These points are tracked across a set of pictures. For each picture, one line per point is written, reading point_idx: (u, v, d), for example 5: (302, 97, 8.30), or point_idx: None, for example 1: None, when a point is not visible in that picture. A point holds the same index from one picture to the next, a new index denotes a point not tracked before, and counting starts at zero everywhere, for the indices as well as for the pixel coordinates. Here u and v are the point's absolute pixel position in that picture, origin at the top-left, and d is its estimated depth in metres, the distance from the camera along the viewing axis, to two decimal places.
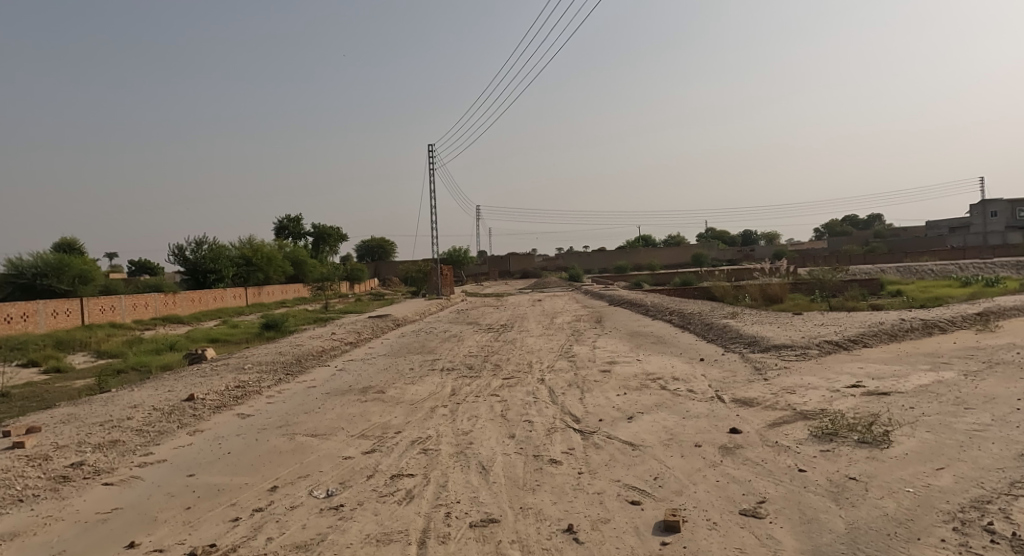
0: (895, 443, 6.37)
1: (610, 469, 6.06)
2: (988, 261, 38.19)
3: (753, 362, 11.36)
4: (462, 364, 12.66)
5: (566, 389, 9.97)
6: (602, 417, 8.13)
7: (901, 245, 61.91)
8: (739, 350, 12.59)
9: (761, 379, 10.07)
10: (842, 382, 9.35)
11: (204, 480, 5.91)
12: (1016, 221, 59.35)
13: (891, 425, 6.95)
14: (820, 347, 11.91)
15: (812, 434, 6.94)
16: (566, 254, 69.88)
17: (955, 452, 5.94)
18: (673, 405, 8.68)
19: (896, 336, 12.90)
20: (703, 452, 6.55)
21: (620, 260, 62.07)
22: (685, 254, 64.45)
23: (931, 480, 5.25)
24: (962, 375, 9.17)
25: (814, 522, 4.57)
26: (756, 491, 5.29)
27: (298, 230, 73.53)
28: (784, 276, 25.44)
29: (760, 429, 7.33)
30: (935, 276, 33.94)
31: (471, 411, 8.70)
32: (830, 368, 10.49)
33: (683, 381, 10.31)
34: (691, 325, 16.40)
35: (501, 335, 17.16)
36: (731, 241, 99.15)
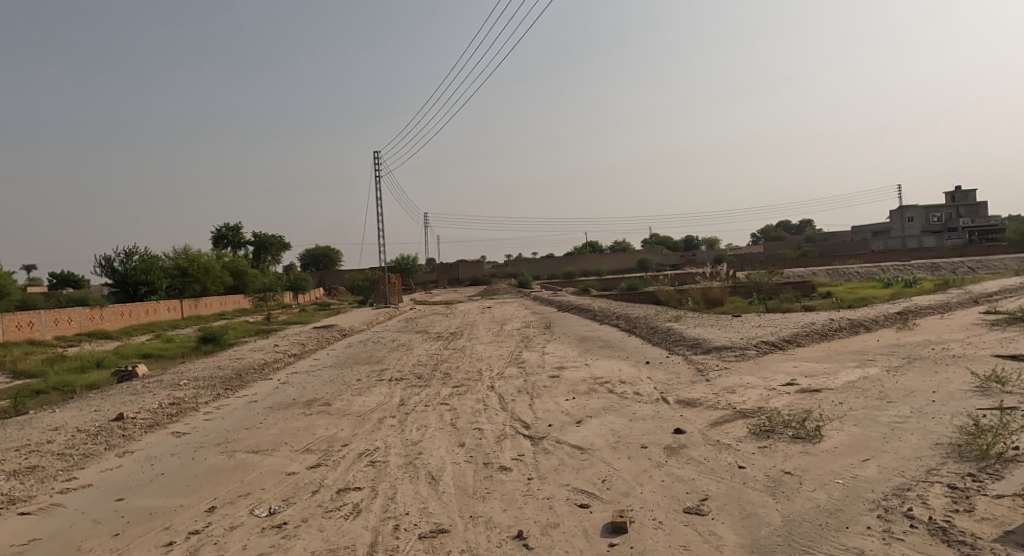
0: (825, 437, 6.72)
1: (560, 473, 6.12)
2: (908, 263, 40.91)
3: (696, 363, 11.74)
4: (411, 373, 12.50)
5: (516, 395, 10.01)
6: (551, 422, 8.22)
7: (830, 248, 65.60)
8: (682, 352, 12.99)
9: (703, 380, 10.42)
10: (778, 381, 9.81)
11: (134, 504, 5.59)
12: (930, 227, 64.25)
13: (822, 420, 7.34)
14: (758, 347, 12.44)
15: (750, 431, 7.24)
16: (514, 260, 70.15)
17: (880, 444, 6.33)
18: (620, 408, 8.87)
19: (826, 335, 13.64)
20: (649, 452, 6.72)
21: (568, 266, 62.89)
22: (631, 259, 65.90)
23: (858, 471, 5.58)
24: (885, 371, 9.79)
25: (752, 516, 4.76)
26: (699, 489, 5.46)
27: (237, 240, 70.81)
28: (724, 281, 26.44)
29: (703, 428, 7.58)
30: (860, 278, 36.15)
31: (420, 421, 8.60)
32: (766, 367, 10.98)
33: (629, 384, 10.54)
34: (638, 329, 16.79)
35: (450, 343, 17.07)
36: (674, 246, 102.11)
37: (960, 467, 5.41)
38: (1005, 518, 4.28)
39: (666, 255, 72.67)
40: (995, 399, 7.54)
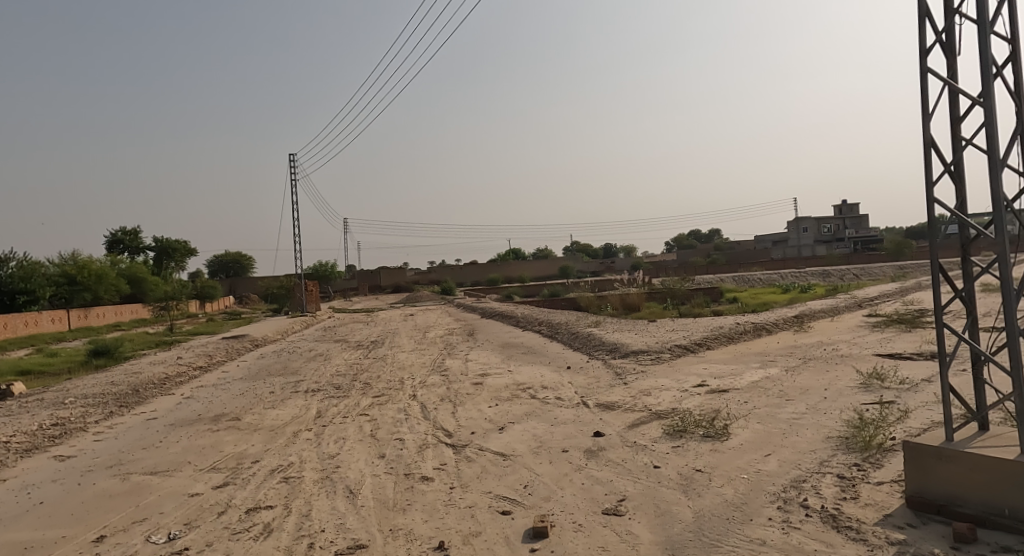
0: (732, 435, 7.13)
1: (482, 481, 6.10)
2: (803, 271, 44.34)
3: (614, 368, 12.11)
4: (329, 384, 12.06)
5: (438, 404, 9.89)
6: (474, 430, 8.19)
7: (736, 256, 70.06)
8: (602, 356, 13.38)
9: (621, 384, 10.77)
10: (690, 382, 10.31)
11: (6, 539, 5.00)
12: (821, 237, 70.05)
13: (729, 419, 7.79)
14: (671, 351, 13.03)
15: (665, 431, 7.55)
16: (437, 267, 69.51)
17: (779, 439, 6.79)
18: (541, 414, 8.99)
19: (733, 338, 14.51)
20: (569, 456, 6.84)
21: (491, 273, 63.12)
22: (553, 266, 67.09)
23: (761, 466, 5.95)
24: (784, 371, 10.54)
25: (666, 514, 4.95)
26: (617, 490, 5.62)
27: (135, 244, 65.49)
28: (641, 287, 27.53)
29: (621, 430, 7.82)
30: (762, 284, 38.80)
31: (338, 433, 8.31)
32: (679, 370, 11.51)
33: (551, 389, 10.71)
34: (559, 335, 17.10)
35: (371, 352, 16.63)
36: (593, 253, 105.13)
37: (848, 458, 5.90)
38: (885, 503, 4.72)
39: (586, 262, 74.58)
40: (876, 394, 8.31)
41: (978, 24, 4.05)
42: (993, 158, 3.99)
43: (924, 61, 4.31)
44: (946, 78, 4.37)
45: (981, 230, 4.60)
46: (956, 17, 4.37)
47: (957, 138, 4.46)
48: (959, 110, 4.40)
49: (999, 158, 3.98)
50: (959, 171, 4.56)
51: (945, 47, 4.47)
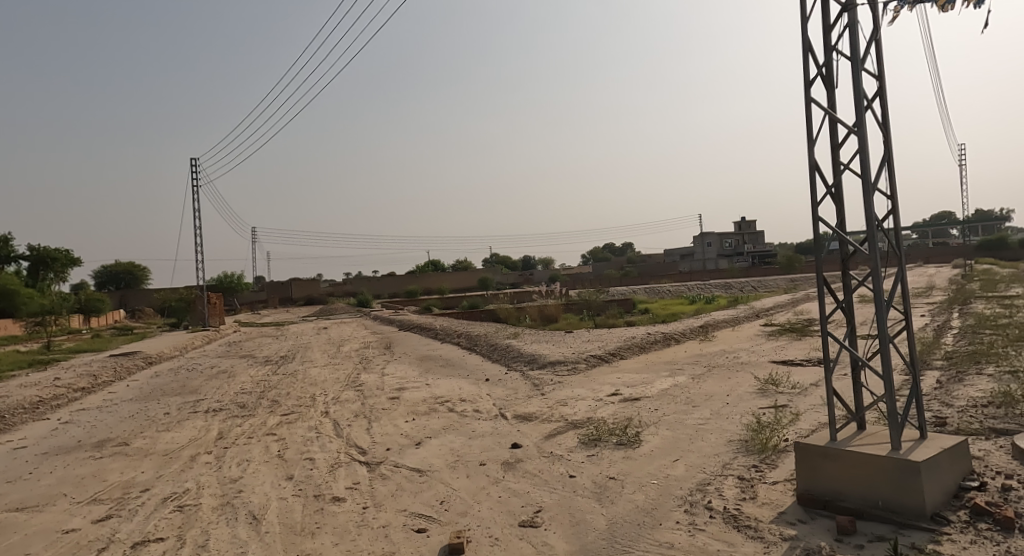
0: (643, 442, 7.39)
1: (397, 499, 5.93)
2: (708, 282, 47.21)
3: (532, 379, 12.25)
4: (233, 403, 11.33)
5: (351, 420, 9.55)
6: (389, 446, 7.97)
7: (647, 268, 73.21)
8: (520, 368, 13.48)
9: (539, 394, 10.90)
10: (604, 392, 10.61)
11: None
12: (724, 252, 74.90)
13: (640, 426, 8.08)
14: (587, 361, 13.36)
15: (580, 441, 7.70)
16: (354, 278, 67.50)
17: (686, 445, 7.11)
18: (459, 427, 8.90)
19: (644, 348, 15.12)
20: (487, 469, 6.81)
21: (410, 284, 62.19)
22: (472, 278, 67.09)
23: (669, 471, 6.20)
24: (691, 379, 11.10)
25: (581, 523, 5.04)
26: (533, 502, 5.64)
27: (5, 252, 58.61)
28: (558, 299, 28.11)
29: (538, 441, 7.90)
30: (671, 296, 40.84)
31: (242, 455, 7.80)
32: (595, 379, 11.82)
33: (469, 402, 10.63)
34: (478, 347, 17.07)
35: (280, 367, 15.82)
36: (513, 265, 106.16)
37: (747, 460, 6.28)
38: (778, 501, 5.05)
39: (505, 274, 75.09)
40: (772, 398, 8.94)
41: (852, 61, 4.49)
42: (866, 181, 4.42)
43: (808, 91, 4.73)
44: (827, 109, 4.81)
45: (857, 247, 5.07)
46: (833, 54, 4.83)
47: (836, 162, 4.92)
48: (838, 138, 4.85)
49: (871, 182, 4.42)
50: (839, 193, 5.02)
51: (826, 80, 4.92)
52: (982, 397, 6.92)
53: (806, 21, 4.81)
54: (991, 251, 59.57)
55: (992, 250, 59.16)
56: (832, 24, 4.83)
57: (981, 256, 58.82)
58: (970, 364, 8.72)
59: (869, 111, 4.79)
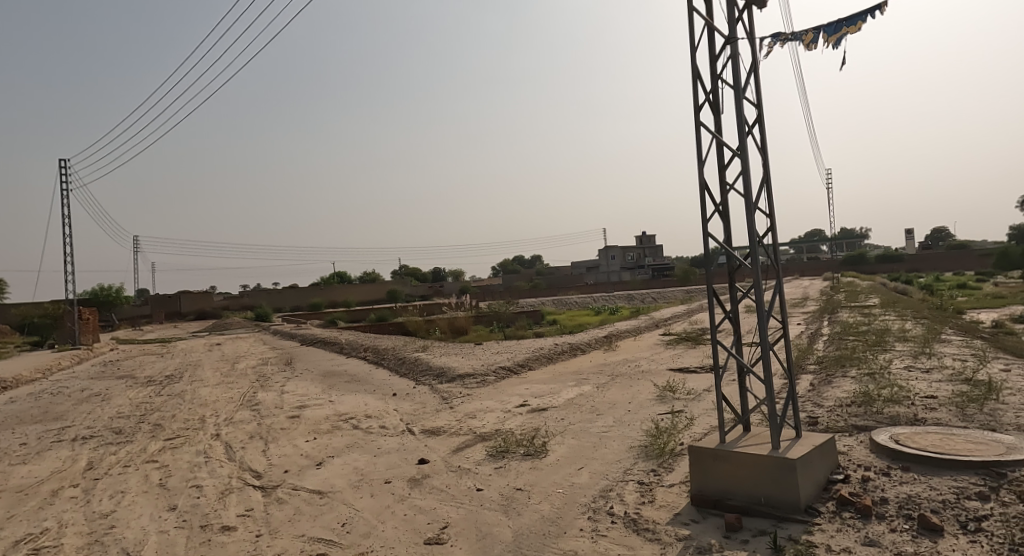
0: (549, 451, 7.52)
1: (294, 523, 5.61)
2: (612, 294, 49.15)
3: (441, 392, 12.11)
4: (107, 428, 10.25)
5: (246, 442, 8.94)
6: (288, 468, 7.54)
7: (555, 280, 75.03)
8: (428, 381, 13.27)
9: (447, 408, 10.78)
10: (513, 403, 10.69)
11: None
12: (626, 265, 78.41)
13: (547, 436, 8.21)
14: (496, 373, 13.42)
15: (488, 453, 7.69)
16: (252, 291, 63.70)
17: (591, 452, 7.31)
18: (364, 444, 8.59)
19: (552, 358, 15.43)
20: (393, 487, 6.62)
21: (314, 297, 59.64)
22: (381, 290, 65.55)
23: (575, 479, 6.34)
24: (595, 388, 11.46)
25: (487, 537, 5.01)
26: (440, 518, 5.55)
27: None
28: (468, 311, 28.12)
29: (445, 455, 7.80)
30: (577, 307, 42.21)
31: (116, 486, 7.05)
32: (504, 391, 11.89)
33: (375, 418, 10.31)
34: (385, 361, 16.63)
35: (165, 387, 14.52)
36: (423, 277, 104.93)
37: (647, 464, 6.56)
38: (674, 503, 5.31)
39: (415, 286, 74.00)
40: (669, 404, 9.42)
41: (735, 90, 4.89)
42: (748, 200, 4.81)
43: (697, 115, 5.08)
44: (714, 133, 5.20)
45: (741, 261, 5.49)
46: (718, 82, 5.24)
47: (723, 182, 5.31)
48: (723, 160, 5.25)
49: (752, 201, 4.81)
50: (726, 211, 5.41)
51: (713, 106, 5.32)
52: (847, 397, 7.70)
53: (695, 51, 5.19)
54: (854, 266, 66.77)
55: (855, 265, 66.37)
56: (717, 56, 5.25)
57: (846, 269, 65.74)
58: (837, 367, 9.68)
59: (749, 137, 5.23)
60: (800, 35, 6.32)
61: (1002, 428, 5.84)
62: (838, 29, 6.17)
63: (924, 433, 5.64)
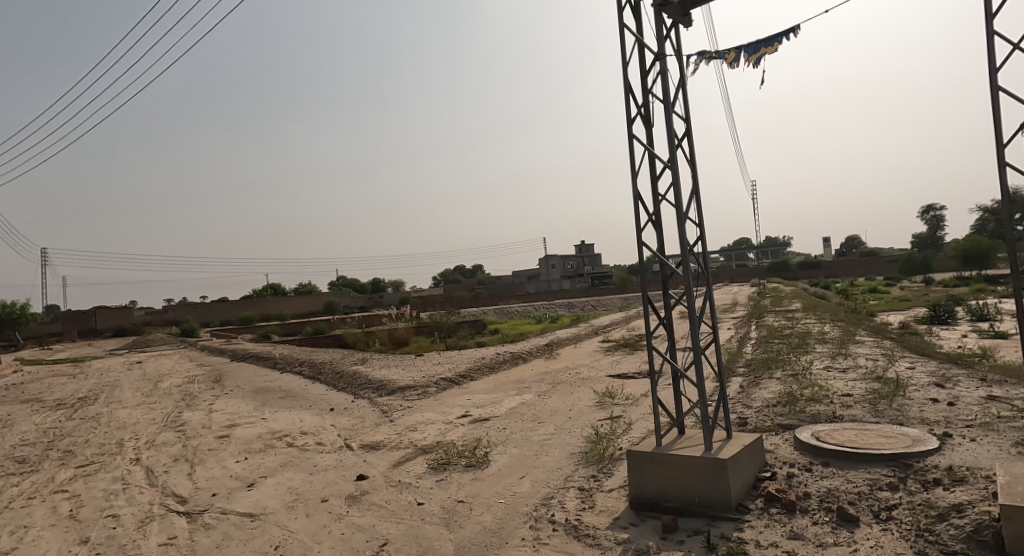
0: (491, 462, 7.49)
1: (223, 549, 5.32)
2: (553, 303, 49.71)
3: (380, 405, 11.85)
4: (10, 458, 9.39)
5: (169, 466, 8.42)
6: (216, 491, 7.15)
7: (497, 289, 75.16)
8: (367, 395, 12.96)
9: (387, 421, 10.55)
10: (454, 414, 10.59)
11: None
12: (566, 274, 79.63)
13: (489, 446, 8.18)
14: (437, 384, 13.26)
15: (429, 466, 7.58)
16: (177, 305, 60.24)
17: (532, 461, 7.34)
18: (299, 462, 8.28)
19: (493, 368, 15.41)
20: (330, 505, 6.41)
21: (246, 310, 57.09)
22: (317, 302, 63.58)
23: (516, 488, 6.33)
24: (537, 396, 11.53)
25: (428, 552, 4.92)
26: (379, 535, 5.41)
27: None
28: (409, 322, 27.73)
29: (385, 470, 7.62)
30: (519, 316, 42.45)
31: (19, 520, 6.47)
32: (445, 402, 11.76)
33: (311, 434, 9.96)
34: (322, 375, 16.11)
35: (77, 411, 13.46)
36: (362, 288, 102.51)
37: (587, 470, 6.66)
38: (613, 507, 5.41)
39: (354, 298, 72.23)
40: (608, 410, 9.59)
41: (665, 104, 5.09)
42: (679, 210, 5.00)
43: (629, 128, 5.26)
44: (646, 145, 5.38)
45: (674, 269, 5.69)
46: (649, 97, 5.44)
47: (656, 193, 5.50)
48: (656, 171, 5.45)
49: (683, 211, 5.01)
50: (659, 220, 5.61)
51: (645, 119, 5.52)
52: (773, 397, 8.10)
53: (626, 66, 5.37)
54: (779, 272, 70.53)
55: (779, 271, 70.10)
56: (647, 72, 5.45)
57: (771, 276, 69.35)
58: (764, 369, 10.19)
59: (679, 149, 5.46)
60: (723, 54, 6.65)
61: (909, 422, 6.31)
62: (758, 49, 6.54)
63: (841, 430, 6.01)
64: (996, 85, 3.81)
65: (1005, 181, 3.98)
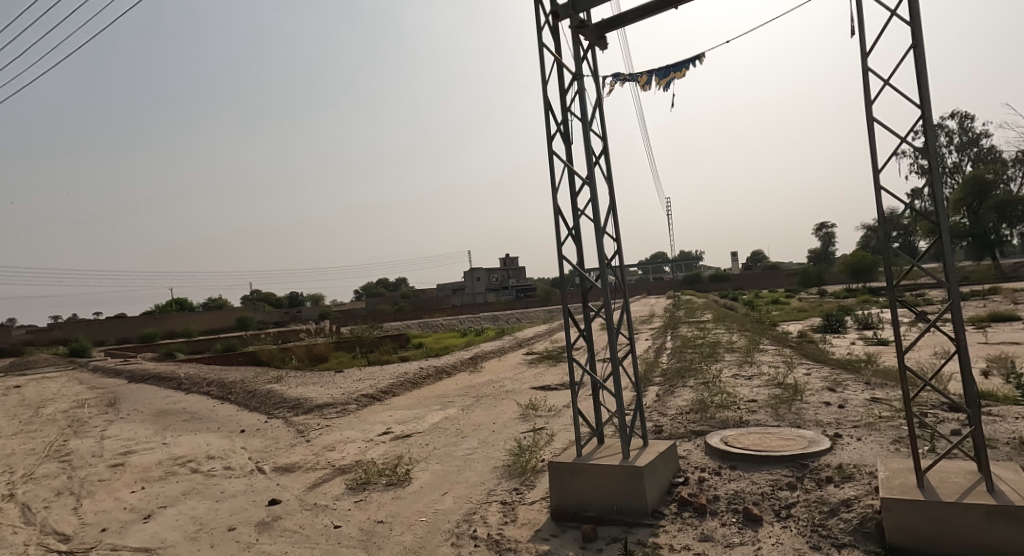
0: (413, 479, 7.33)
1: None
2: (478, 316, 49.67)
3: (296, 425, 11.31)
4: None
5: (51, 501, 7.60)
6: (107, 526, 6.53)
7: (421, 303, 74.16)
8: (282, 415, 12.34)
9: (303, 442, 10.08)
10: (375, 432, 10.29)
11: None
12: (491, 287, 79.94)
13: (410, 463, 8.00)
14: (357, 401, 12.84)
15: (347, 486, 7.29)
16: (66, 323, 54.85)
17: (455, 476, 7.24)
18: (205, 489, 7.74)
19: (416, 383, 15.13)
20: (238, 534, 6.02)
21: (147, 327, 52.93)
22: (229, 317, 60.08)
23: (438, 505, 6.22)
24: (460, 410, 11.43)
25: None
26: None
27: None
28: (328, 337, 26.72)
29: (300, 493, 7.26)
30: (443, 329, 42.09)
31: None
32: (366, 419, 11.40)
33: (218, 458, 9.33)
34: (232, 395, 15.18)
35: None
36: (278, 303, 97.87)
37: (510, 483, 6.66)
38: (535, 519, 5.43)
39: (269, 312, 68.85)
40: (531, 423, 9.66)
41: (582, 122, 5.25)
42: (596, 225, 5.16)
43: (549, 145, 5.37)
44: (566, 162, 5.52)
45: (593, 282, 5.84)
46: (568, 114, 5.59)
47: (575, 208, 5.64)
48: (575, 188, 5.60)
49: (600, 227, 5.17)
50: (579, 235, 5.76)
51: (565, 135, 5.67)
52: (686, 405, 8.48)
53: (546, 84, 5.50)
54: (692, 285, 74.27)
55: (693, 284, 73.85)
56: (567, 90, 5.61)
57: (685, 288, 72.91)
58: (679, 378, 10.65)
59: (597, 167, 5.64)
60: (636, 77, 6.98)
61: (806, 424, 6.79)
62: (668, 74, 6.91)
63: (747, 434, 6.38)
64: (873, 115, 4.22)
65: (881, 203, 4.42)
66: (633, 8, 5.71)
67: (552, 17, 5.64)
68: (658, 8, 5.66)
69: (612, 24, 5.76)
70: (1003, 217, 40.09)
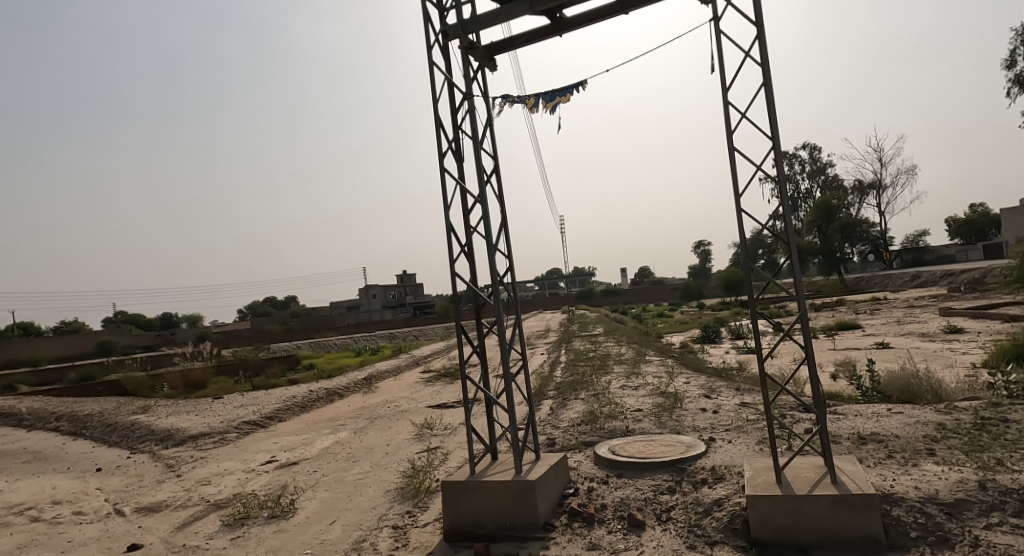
0: (298, 509, 6.89)
1: None
2: (375, 334, 48.33)
3: (166, 459, 10.28)
4: None
5: None
6: None
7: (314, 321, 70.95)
8: (149, 449, 11.17)
9: (173, 477, 9.17)
10: (257, 461, 9.59)
11: None
12: (388, 303, 78.14)
13: (295, 493, 7.53)
14: (238, 429, 11.92)
15: (223, 523, 6.71)
16: None
17: (344, 503, 6.92)
18: (48, 540, 6.77)
19: (305, 407, 14.34)
20: None
21: None
22: (88, 342, 53.65)
23: (324, 536, 5.89)
24: (352, 433, 10.96)
25: None
26: None
27: None
28: (208, 361, 24.66)
29: (166, 535, 6.57)
30: (336, 349, 40.44)
31: None
32: (247, 448, 10.61)
33: (67, 503, 8.22)
34: (88, 430, 13.48)
35: None
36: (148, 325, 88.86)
37: (402, 507, 6.46)
38: (427, 542, 5.30)
39: (138, 336, 62.34)
40: (426, 442, 9.47)
41: (473, 140, 5.30)
42: (488, 241, 5.20)
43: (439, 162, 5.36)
44: (458, 180, 5.54)
45: (486, 299, 5.86)
46: (459, 131, 5.63)
47: (467, 224, 5.65)
48: (466, 205, 5.63)
49: (492, 243, 5.22)
50: (471, 252, 5.78)
51: (456, 154, 5.68)
52: (577, 417, 8.74)
53: (436, 101, 5.51)
54: (585, 299, 77.36)
55: (586, 299, 76.93)
56: (457, 109, 5.64)
57: (579, 303, 75.76)
58: (571, 391, 10.96)
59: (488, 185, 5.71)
60: (524, 99, 7.17)
61: (684, 430, 7.25)
62: (554, 98, 7.17)
63: (631, 442, 6.69)
64: (733, 143, 4.64)
65: (743, 225, 4.85)
66: (520, 33, 5.90)
67: (441, 36, 5.67)
68: (544, 35, 5.88)
69: (501, 47, 5.89)
70: (846, 238, 45.72)
